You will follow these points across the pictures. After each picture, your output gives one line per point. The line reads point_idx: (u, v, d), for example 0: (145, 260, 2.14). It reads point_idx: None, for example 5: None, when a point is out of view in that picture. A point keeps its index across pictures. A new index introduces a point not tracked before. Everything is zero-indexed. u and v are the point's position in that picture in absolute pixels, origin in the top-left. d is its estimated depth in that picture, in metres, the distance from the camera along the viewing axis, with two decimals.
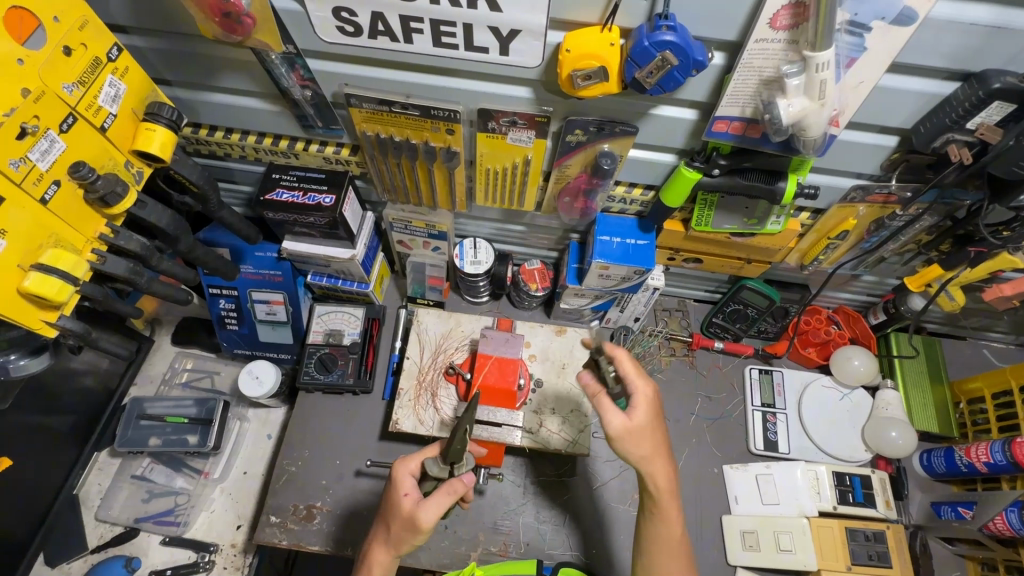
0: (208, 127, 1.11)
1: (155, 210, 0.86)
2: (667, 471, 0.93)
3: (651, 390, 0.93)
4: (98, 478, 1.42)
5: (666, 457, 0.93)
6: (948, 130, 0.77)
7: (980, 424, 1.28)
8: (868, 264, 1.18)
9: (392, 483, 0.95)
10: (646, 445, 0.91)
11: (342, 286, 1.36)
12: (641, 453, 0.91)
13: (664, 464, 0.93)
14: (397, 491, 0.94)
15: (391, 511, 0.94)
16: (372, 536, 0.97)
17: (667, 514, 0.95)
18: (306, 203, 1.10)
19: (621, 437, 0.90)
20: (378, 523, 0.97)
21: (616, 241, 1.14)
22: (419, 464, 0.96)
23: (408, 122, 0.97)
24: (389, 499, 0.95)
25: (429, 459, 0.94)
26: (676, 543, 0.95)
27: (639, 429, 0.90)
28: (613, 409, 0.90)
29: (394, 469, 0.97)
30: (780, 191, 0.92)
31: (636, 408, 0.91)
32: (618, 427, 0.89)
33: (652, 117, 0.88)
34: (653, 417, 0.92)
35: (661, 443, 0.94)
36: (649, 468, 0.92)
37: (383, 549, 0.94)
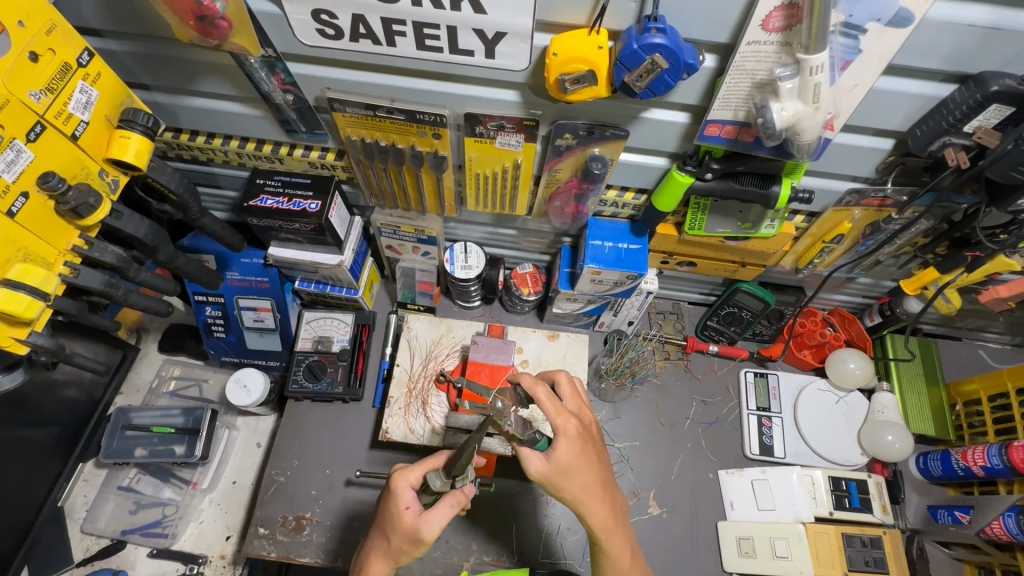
0: (190, 132, 1.09)
1: (131, 220, 0.84)
2: (603, 508, 0.87)
3: (576, 427, 0.86)
4: (83, 489, 1.40)
5: (600, 497, 0.87)
6: (945, 133, 0.76)
7: (976, 426, 1.27)
8: (864, 267, 1.17)
9: (391, 495, 0.89)
10: (576, 485, 0.85)
11: (330, 292, 1.33)
12: (575, 491, 0.85)
13: (599, 502, 0.86)
14: (398, 506, 0.87)
15: (390, 524, 0.88)
16: (370, 548, 0.92)
17: (614, 552, 0.90)
18: (291, 209, 1.08)
19: (547, 480, 0.84)
20: (376, 533, 0.91)
21: (608, 246, 1.12)
22: (420, 477, 0.89)
23: (393, 127, 0.95)
24: (387, 512, 0.89)
25: (432, 472, 0.88)
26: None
27: (563, 471, 0.84)
28: (531, 455, 0.84)
29: (392, 481, 0.89)
30: (774, 195, 0.90)
31: (558, 446, 0.84)
32: (539, 470, 0.84)
33: (643, 121, 0.86)
34: (580, 455, 0.85)
35: (597, 479, 0.87)
36: (585, 506, 0.86)
37: (382, 561, 0.89)
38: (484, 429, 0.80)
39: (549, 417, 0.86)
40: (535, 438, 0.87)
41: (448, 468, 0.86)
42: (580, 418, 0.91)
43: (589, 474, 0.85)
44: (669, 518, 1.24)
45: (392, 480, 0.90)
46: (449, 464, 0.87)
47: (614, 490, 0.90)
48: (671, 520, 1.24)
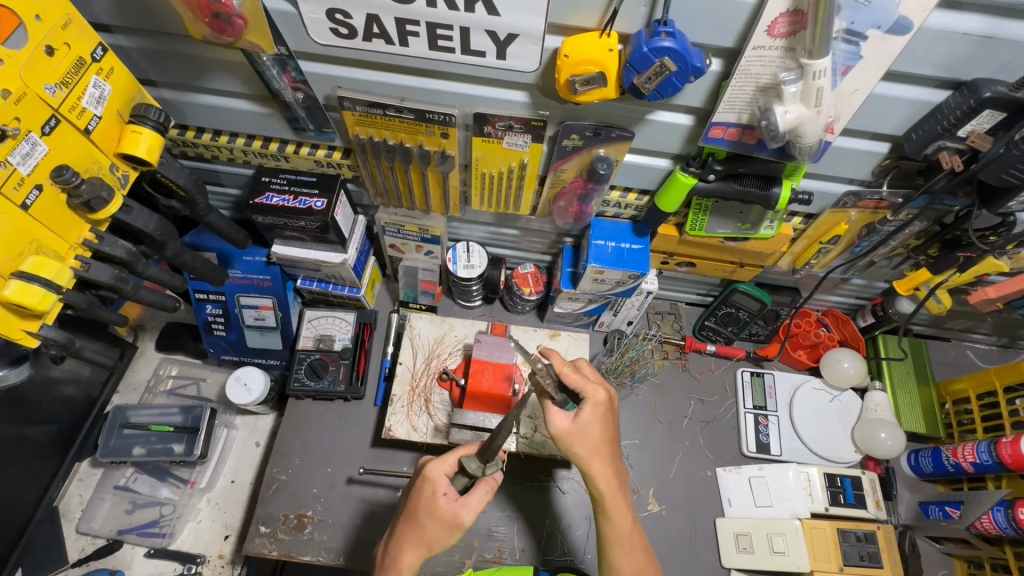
0: (196, 129, 1.09)
1: (141, 215, 0.84)
2: (607, 470, 0.90)
3: (604, 395, 0.90)
4: (79, 489, 1.39)
5: (605, 459, 0.90)
6: (939, 137, 0.78)
7: (965, 424, 1.31)
8: (858, 268, 1.20)
9: (426, 483, 0.89)
10: (588, 446, 0.89)
11: (332, 290, 1.33)
12: (583, 453, 0.88)
13: (605, 464, 0.90)
14: (435, 492, 0.88)
15: (426, 513, 0.88)
16: (399, 538, 0.90)
17: (613, 513, 0.91)
18: (297, 207, 1.08)
19: (564, 438, 0.88)
20: (407, 523, 0.90)
21: (611, 246, 1.14)
22: (455, 463, 0.90)
23: (402, 126, 0.96)
24: (422, 500, 0.89)
25: (468, 456, 0.88)
26: (625, 541, 0.91)
27: (582, 431, 0.88)
28: (556, 413, 0.88)
29: (428, 469, 0.90)
30: (774, 197, 0.93)
31: (584, 411, 0.88)
32: (559, 428, 0.88)
33: (649, 122, 0.88)
34: (602, 420, 0.89)
35: (607, 442, 0.90)
36: (590, 465, 0.89)
37: (415, 549, 0.88)
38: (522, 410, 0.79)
39: (578, 385, 0.90)
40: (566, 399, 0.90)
41: (486, 451, 0.86)
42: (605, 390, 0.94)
43: (602, 436, 0.89)
44: (668, 515, 1.26)
45: (427, 467, 0.90)
46: (487, 448, 0.87)
47: (618, 456, 0.93)
48: (671, 517, 1.25)
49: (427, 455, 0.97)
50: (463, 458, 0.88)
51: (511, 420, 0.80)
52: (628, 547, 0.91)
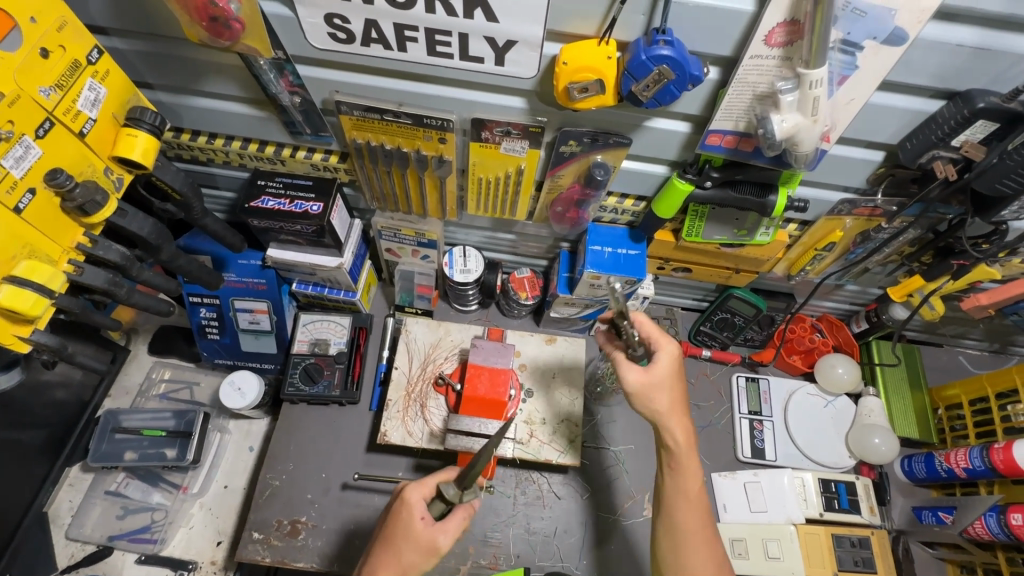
0: (191, 132, 1.08)
1: (135, 219, 0.83)
2: (682, 427, 0.92)
3: (677, 346, 0.93)
4: (69, 494, 1.37)
5: (682, 414, 0.92)
6: (934, 146, 0.79)
7: (958, 430, 1.32)
8: (852, 275, 1.21)
9: (403, 506, 0.90)
10: (665, 399, 0.91)
11: (327, 294, 1.33)
12: (660, 406, 0.91)
13: (681, 421, 0.91)
14: (412, 516, 0.89)
15: (401, 537, 0.88)
16: (372, 561, 0.88)
17: (684, 470, 0.92)
18: (293, 211, 1.08)
19: (642, 391, 0.91)
20: (381, 548, 0.89)
21: (607, 251, 1.14)
22: (432, 488, 0.92)
23: (400, 131, 0.96)
24: (398, 526, 0.89)
25: (446, 482, 0.90)
26: (691, 499, 0.91)
27: (657, 382, 0.90)
28: (629, 365, 0.92)
29: (406, 492, 0.91)
30: (770, 204, 0.93)
31: (659, 361, 0.91)
32: (634, 382, 0.91)
33: (646, 129, 0.89)
34: (675, 372, 0.92)
35: (679, 399, 0.93)
36: (666, 423, 0.91)
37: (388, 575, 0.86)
38: (502, 436, 0.81)
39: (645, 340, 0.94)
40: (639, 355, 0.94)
41: (463, 478, 0.87)
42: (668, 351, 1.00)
43: (676, 392, 0.92)
44: None
45: (405, 491, 0.92)
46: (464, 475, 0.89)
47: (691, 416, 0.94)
48: None
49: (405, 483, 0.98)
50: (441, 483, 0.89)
51: (494, 442, 0.82)
52: (693, 508, 0.91)
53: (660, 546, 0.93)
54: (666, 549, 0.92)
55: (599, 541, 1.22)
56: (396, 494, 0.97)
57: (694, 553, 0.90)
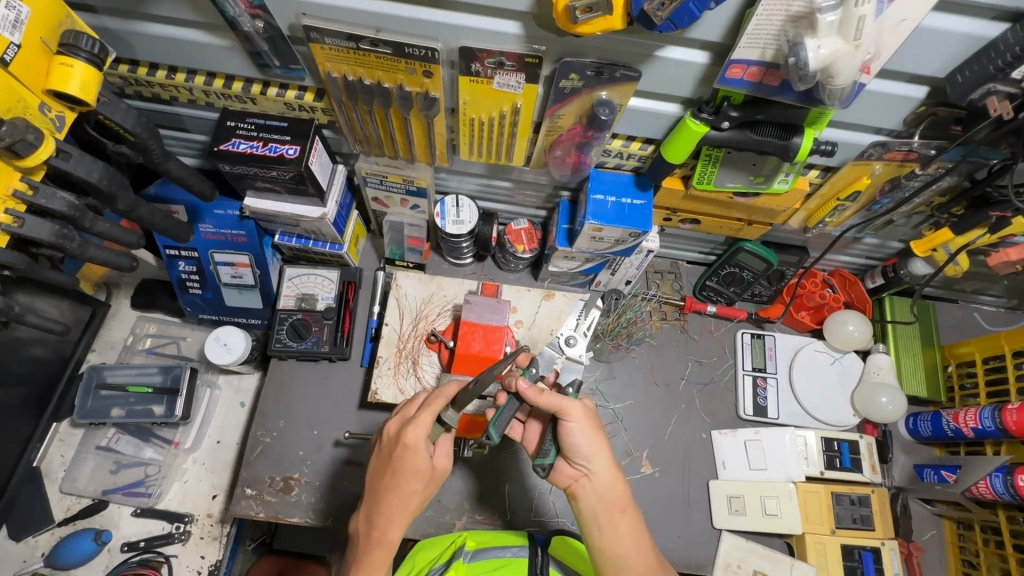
0: (148, 65, 0.97)
1: (82, 163, 0.75)
2: (609, 470, 0.89)
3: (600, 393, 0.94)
4: (60, 449, 1.35)
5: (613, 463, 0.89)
6: (990, 79, 0.69)
7: (967, 388, 1.28)
8: (874, 228, 1.12)
9: (406, 451, 0.85)
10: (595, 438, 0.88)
11: (313, 247, 1.25)
12: (588, 452, 0.87)
13: (606, 464, 0.88)
14: (419, 458, 0.86)
15: (411, 475, 0.86)
16: (387, 509, 0.87)
17: (616, 514, 0.89)
18: (267, 155, 0.98)
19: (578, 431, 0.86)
20: (394, 494, 0.86)
21: (611, 201, 1.05)
22: (432, 423, 0.86)
23: (379, 62, 0.85)
24: (409, 469, 0.86)
25: (444, 408, 0.87)
26: (629, 539, 0.88)
27: (592, 426, 0.87)
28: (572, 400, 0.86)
29: (409, 436, 0.85)
30: (794, 147, 0.83)
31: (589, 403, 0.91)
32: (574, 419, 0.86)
33: (658, 60, 0.78)
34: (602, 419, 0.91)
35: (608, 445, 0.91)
36: (597, 469, 0.88)
37: (404, 515, 0.87)
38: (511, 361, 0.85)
39: (554, 405, 0.85)
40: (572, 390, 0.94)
41: (464, 403, 0.85)
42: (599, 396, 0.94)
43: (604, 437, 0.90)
44: (662, 478, 1.24)
45: (406, 435, 0.85)
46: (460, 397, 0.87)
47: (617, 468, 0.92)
48: (664, 480, 1.24)
49: (393, 421, 0.91)
50: (441, 413, 0.86)
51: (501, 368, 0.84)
52: (636, 553, 0.87)
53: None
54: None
55: None
56: (384, 434, 0.90)
57: None
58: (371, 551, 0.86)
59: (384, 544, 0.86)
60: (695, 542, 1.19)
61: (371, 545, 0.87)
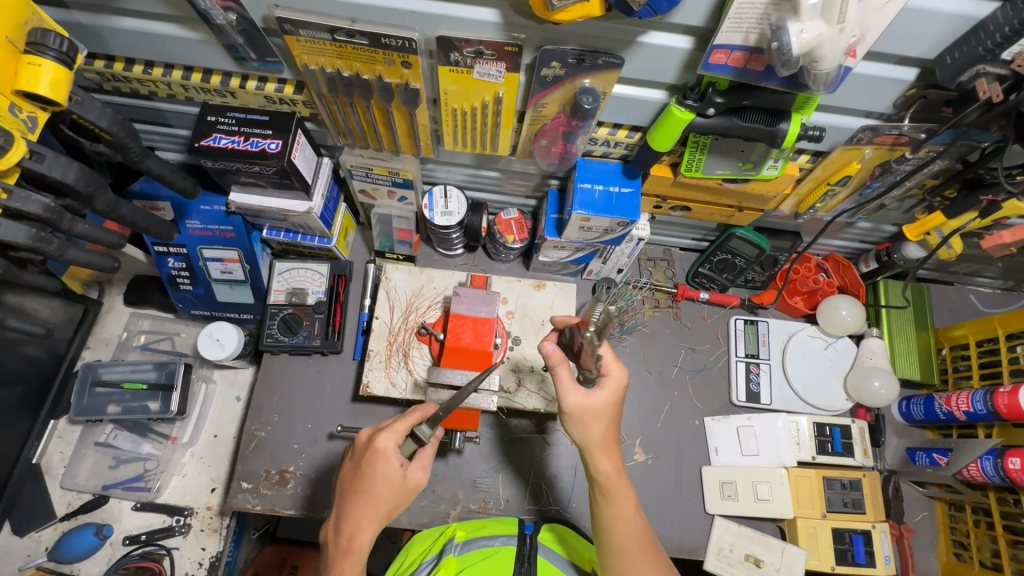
0: (124, 60, 0.95)
1: (57, 164, 0.74)
2: (611, 460, 0.86)
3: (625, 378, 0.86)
4: (59, 445, 1.37)
5: (610, 450, 0.86)
6: (979, 61, 0.67)
7: (961, 371, 1.27)
8: (867, 212, 1.11)
9: (376, 456, 0.87)
10: (599, 429, 0.85)
11: (301, 241, 1.24)
12: (587, 436, 0.85)
13: (607, 455, 0.85)
14: (390, 464, 0.87)
15: (379, 482, 0.86)
16: (355, 514, 0.87)
17: (615, 495, 0.86)
18: (248, 150, 0.97)
19: (576, 416, 0.84)
20: (363, 500, 0.87)
21: (598, 190, 1.04)
22: (404, 433, 0.88)
23: (357, 54, 0.83)
24: (378, 475, 0.86)
25: (419, 423, 0.90)
26: (628, 522, 0.86)
27: (583, 417, 0.84)
28: (571, 385, 0.84)
29: (379, 442, 0.87)
30: (781, 133, 0.82)
31: (599, 391, 0.84)
32: (571, 404, 0.83)
33: (641, 46, 0.76)
34: (613, 405, 0.85)
35: (612, 430, 0.86)
36: (592, 455, 0.85)
37: (372, 522, 0.86)
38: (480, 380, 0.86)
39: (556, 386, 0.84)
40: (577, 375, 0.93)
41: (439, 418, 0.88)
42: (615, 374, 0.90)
43: (602, 428, 0.85)
44: (654, 465, 1.24)
45: (377, 441, 0.88)
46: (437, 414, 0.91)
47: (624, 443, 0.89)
48: (656, 467, 1.24)
49: (367, 429, 0.94)
50: (414, 426, 0.89)
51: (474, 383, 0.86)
52: (633, 532, 0.87)
53: (607, 562, 0.88)
54: (614, 567, 0.87)
55: (576, 495, 1.21)
56: (357, 442, 0.93)
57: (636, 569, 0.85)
58: (340, 560, 0.86)
59: (351, 553, 0.86)
60: (687, 527, 1.20)
61: (340, 553, 0.86)
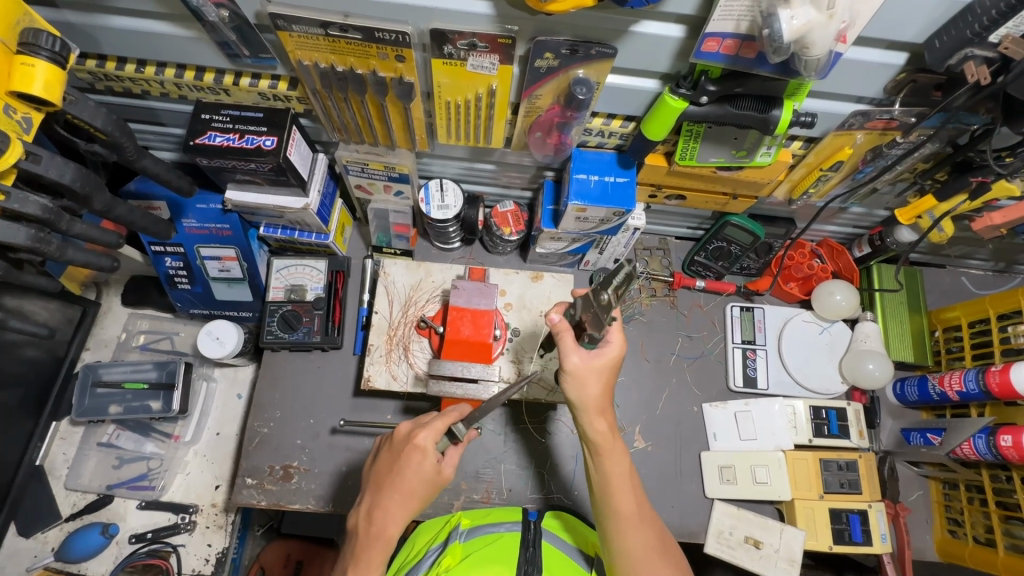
0: (116, 59, 0.95)
1: (53, 164, 0.74)
2: (605, 422, 0.87)
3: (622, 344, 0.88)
4: (62, 447, 1.37)
5: (604, 413, 0.87)
6: (967, 44, 0.68)
7: (954, 351, 1.29)
8: (859, 197, 1.12)
9: (415, 452, 0.87)
10: (596, 391, 0.86)
11: (299, 238, 1.24)
12: (585, 400, 0.85)
13: (601, 417, 0.87)
14: (426, 460, 0.87)
15: (415, 476, 0.87)
16: (387, 507, 0.88)
17: (609, 455, 0.88)
18: (243, 147, 0.97)
19: (578, 376, 0.85)
20: (396, 492, 0.87)
21: (594, 180, 1.05)
22: (442, 430, 0.89)
23: (351, 48, 0.83)
24: (414, 470, 0.87)
25: (457, 420, 0.90)
26: (621, 482, 0.88)
27: (579, 378, 0.85)
28: (574, 346, 0.85)
29: (419, 438, 0.88)
30: (774, 120, 0.83)
31: (606, 349, 0.86)
32: (574, 364, 0.84)
33: (633, 36, 0.77)
34: (609, 367, 0.86)
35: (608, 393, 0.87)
36: (587, 416, 0.86)
37: (404, 514, 0.88)
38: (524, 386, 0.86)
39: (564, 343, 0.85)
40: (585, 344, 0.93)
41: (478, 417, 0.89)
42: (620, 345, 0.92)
43: (598, 388, 0.86)
44: (655, 453, 1.26)
45: (416, 436, 0.88)
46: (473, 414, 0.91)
47: None
48: (657, 454, 1.26)
49: (406, 423, 0.94)
50: (453, 424, 0.89)
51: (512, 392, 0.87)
52: (628, 492, 0.88)
53: (606, 525, 0.89)
54: (611, 528, 0.88)
55: (578, 482, 1.22)
56: (395, 434, 0.93)
57: (634, 534, 0.87)
58: (367, 550, 0.87)
59: (379, 541, 0.87)
60: (688, 511, 1.22)
61: (368, 541, 0.87)
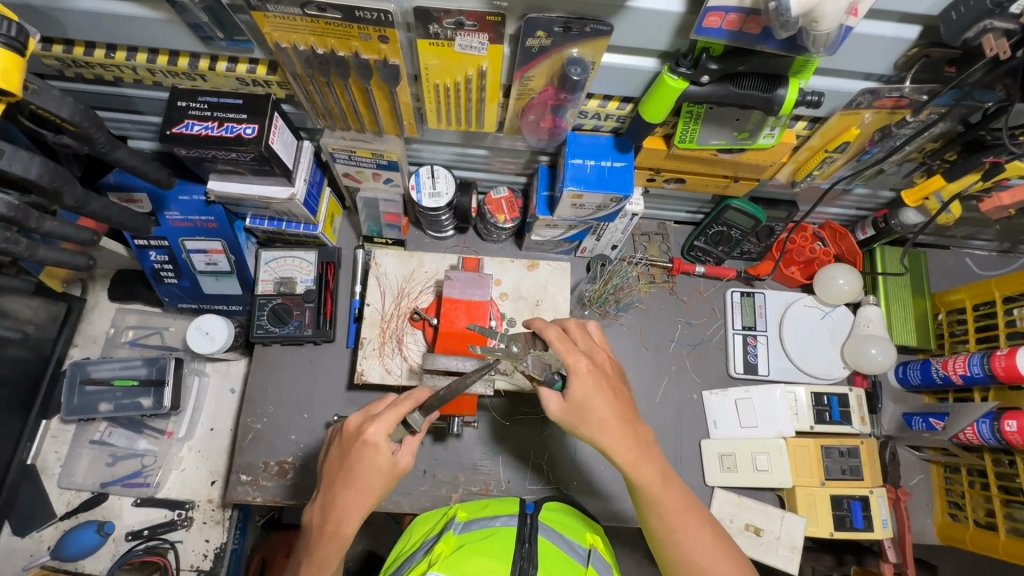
0: (84, 44, 0.90)
1: (18, 159, 0.70)
2: (626, 442, 0.85)
3: (585, 362, 0.85)
4: (54, 445, 1.35)
5: (623, 431, 0.85)
6: (987, 15, 0.64)
7: (957, 335, 1.27)
8: (864, 178, 1.08)
9: (366, 448, 0.85)
10: (603, 411, 0.84)
11: (286, 229, 1.20)
12: (600, 419, 0.84)
13: (621, 435, 0.85)
14: (380, 455, 0.85)
15: (368, 472, 0.85)
16: (343, 505, 0.85)
17: (642, 478, 0.86)
18: (223, 136, 0.92)
19: (572, 419, 0.85)
20: (351, 489, 0.85)
21: (590, 165, 1.01)
22: (395, 423, 0.86)
23: (331, 29, 0.79)
24: (368, 465, 0.84)
25: (411, 411, 0.87)
26: (662, 503, 0.86)
27: (579, 407, 0.84)
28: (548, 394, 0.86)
29: (369, 434, 0.84)
30: (778, 100, 0.79)
31: (572, 385, 0.84)
32: (557, 409, 0.85)
33: (629, 11, 0.72)
34: (599, 387, 0.85)
35: (618, 403, 0.86)
36: (608, 436, 0.85)
37: (359, 512, 0.86)
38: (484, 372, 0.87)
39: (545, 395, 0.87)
40: (553, 377, 0.90)
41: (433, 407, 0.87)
42: (592, 357, 0.89)
43: (606, 408, 0.84)
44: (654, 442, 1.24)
45: (366, 432, 0.85)
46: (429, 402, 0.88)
47: (639, 424, 0.88)
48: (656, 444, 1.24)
49: (355, 416, 0.90)
50: (405, 414, 0.87)
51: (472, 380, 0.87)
52: (680, 509, 0.87)
53: (662, 548, 0.88)
54: (669, 551, 0.87)
55: (575, 474, 1.21)
56: (346, 428, 0.90)
57: (694, 546, 0.86)
58: (322, 545, 0.86)
59: (335, 539, 0.86)
60: None
61: (323, 539, 0.86)
